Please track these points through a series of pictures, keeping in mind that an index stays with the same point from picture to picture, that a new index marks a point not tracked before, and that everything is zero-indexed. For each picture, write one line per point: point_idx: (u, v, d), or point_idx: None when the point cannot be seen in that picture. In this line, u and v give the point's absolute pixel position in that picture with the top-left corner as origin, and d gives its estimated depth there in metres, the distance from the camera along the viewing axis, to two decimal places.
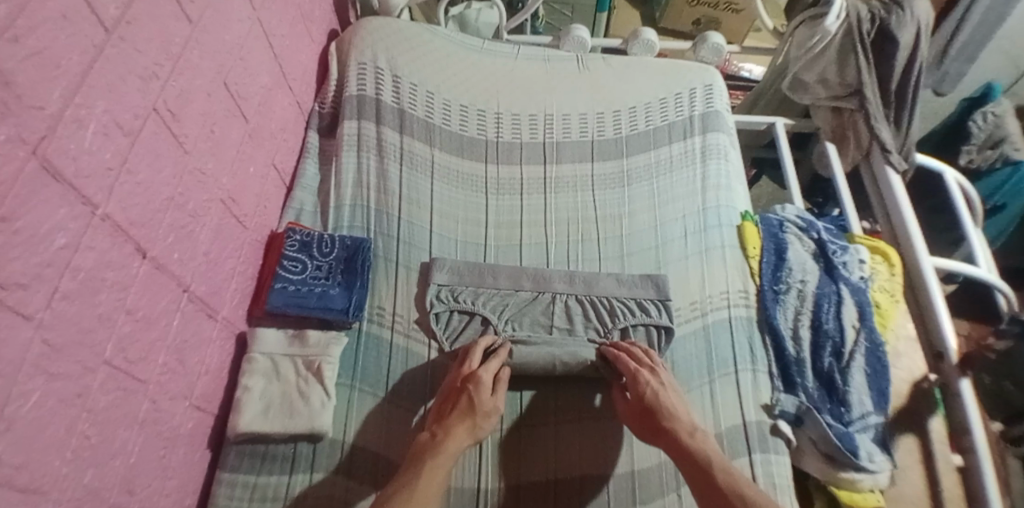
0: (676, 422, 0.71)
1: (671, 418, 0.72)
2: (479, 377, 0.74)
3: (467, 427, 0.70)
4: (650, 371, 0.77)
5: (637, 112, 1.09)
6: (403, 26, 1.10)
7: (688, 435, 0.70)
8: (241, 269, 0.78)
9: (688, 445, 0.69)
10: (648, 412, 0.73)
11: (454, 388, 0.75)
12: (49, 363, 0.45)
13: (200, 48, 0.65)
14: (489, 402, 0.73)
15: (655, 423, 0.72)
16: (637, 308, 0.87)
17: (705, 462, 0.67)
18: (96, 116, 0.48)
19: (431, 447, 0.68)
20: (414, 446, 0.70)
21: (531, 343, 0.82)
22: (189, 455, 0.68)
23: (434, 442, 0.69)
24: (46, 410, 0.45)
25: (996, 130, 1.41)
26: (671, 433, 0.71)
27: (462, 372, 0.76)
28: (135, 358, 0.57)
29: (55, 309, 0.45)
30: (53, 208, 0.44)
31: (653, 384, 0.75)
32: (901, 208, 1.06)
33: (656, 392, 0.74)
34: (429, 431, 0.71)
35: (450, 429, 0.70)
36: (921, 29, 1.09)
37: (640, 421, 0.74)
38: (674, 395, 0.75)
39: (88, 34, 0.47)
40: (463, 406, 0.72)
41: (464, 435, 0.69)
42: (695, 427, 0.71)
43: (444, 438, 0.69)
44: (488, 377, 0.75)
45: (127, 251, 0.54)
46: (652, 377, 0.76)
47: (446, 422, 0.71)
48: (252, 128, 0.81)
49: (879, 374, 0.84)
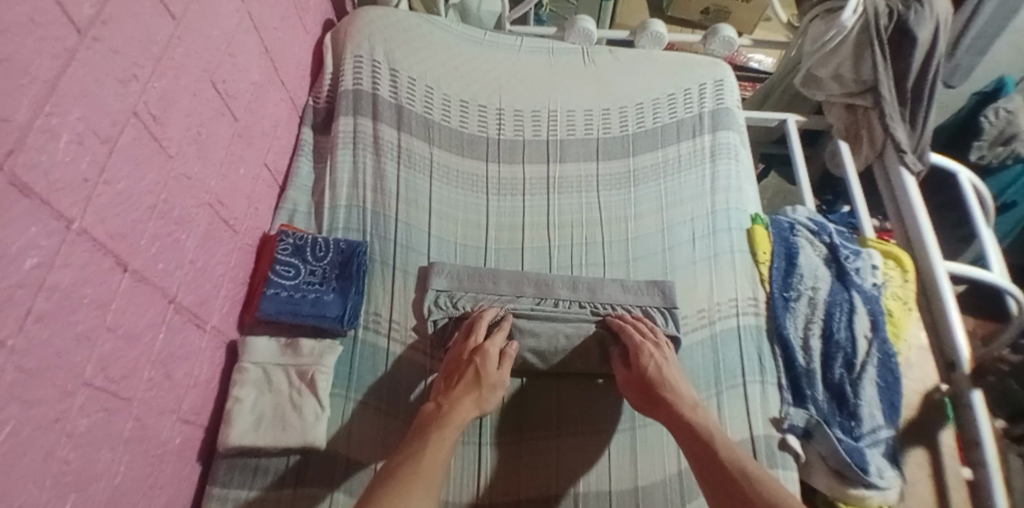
0: (677, 395, 0.72)
1: (670, 390, 0.73)
2: (485, 350, 0.75)
3: (475, 398, 0.71)
4: (654, 345, 0.78)
5: (645, 109, 1.05)
6: (401, 16, 1.06)
7: (689, 409, 0.71)
8: (232, 275, 0.75)
9: (688, 417, 0.70)
10: (648, 385, 0.74)
11: (459, 361, 0.76)
12: (24, 390, 0.42)
13: (184, 45, 0.61)
14: (496, 376, 0.74)
15: (653, 395, 0.73)
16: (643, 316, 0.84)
17: (711, 444, 0.66)
18: (70, 125, 0.45)
19: (438, 419, 0.69)
20: (420, 417, 0.71)
21: (535, 317, 0.82)
22: (178, 470, 0.66)
23: (440, 413, 0.70)
24: (23, 439, 0.42)
25: (1008, 127, 1.33)
26: (670, 407, 0.71)
27: (468, 346, 0.77)
28: (118, 376, 0.54)
29: (30, 332, 0.42)
30: (24, 226, 0.40)
31: (656, 357, 0.76)
32: (919, 212, 1.02)
33: (659, 367, 0.75)
34: (434, 402, 0.72)
35: (455, 400, 0.71)
36: (940, 26, 1.04)
37: (640, 395, 0.75)
38: (675, 370, 0.76)
39: (60, 37, 0.43)
40: (469, 377, 0.73)
41: (470, 407, 0.71)
42: (697, 402, 0.72)
43: (450, 409, 0.70)
44: (494, 352, 0.76)
45: (107, 266, 0.51)
46: (655, 351, 0.76)
47: (453, 391, 0.72)
48: (242, 127, 0.77)
49: (890, 386, 0.81)
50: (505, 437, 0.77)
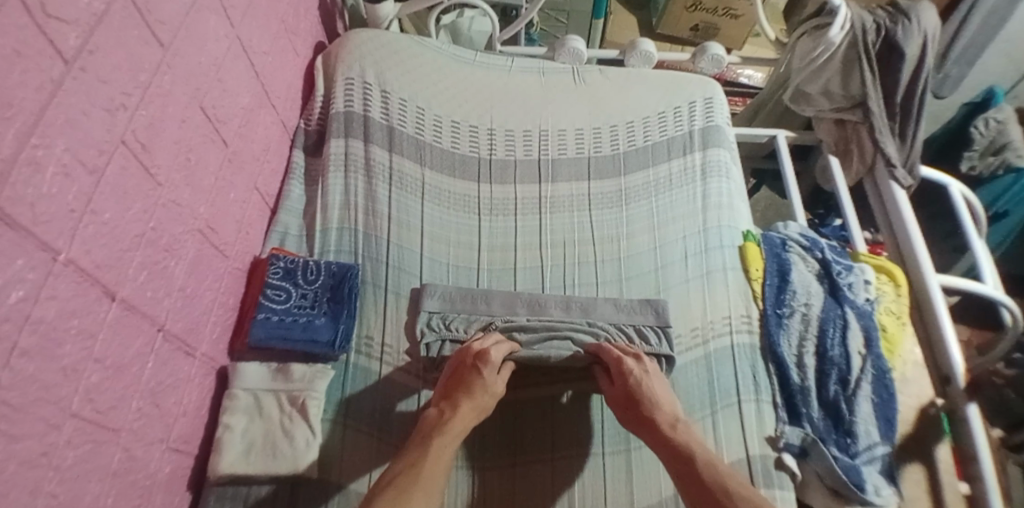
0: (661, 411, 0.71)
1: (654, 406, 0.72)
2: (489, 356, 0.74)
3: (477, 405, 0.70)
4: (634, 359, 0.77)
5: (636, 127, 1.05)
6: (391, 38, 1.06)
7: (669, 426, 0.70)
8: (221, 300, 0.75)
9: (671, 437, 0.68)
10: (630, 402, 0.73)
11: (462, 366, 0.75)
12: (10, 425, 0.41)
13: (173, 72, 0.61)
14: (493, 381, 0.73)
15: (640, 415, 0.72)
16: (637, 335, 0.83)
17: (691, 458, 0.65)
18: (56, 156, 0.45)
19: (438, 424, 0.68)
20: (423, 422, 0.70)
21: (529, 328, 0.82)
22: (168, 500, 0.64)
23: (442, 420, 0.69)
24: (8, 476, 0.41)
25: (999, 136, 1.37)
26: (652, 423, 0.70)
27: (471, 349, 0.75)
28: (106, 407, 0.53)
29: (16, 367, 0.42)
30: (9, 259, 0.40)
31: (637, 372, 0.75)
32: (908, 224, 1.04)
33: (640, 381, 0.74)
34: (438, 408, 0.71)
35: (457, 405, 0.70)
36: (928, 40, 1.05)
37: (626, 410, 0.73)
38: (657, 383, 0.75)
39: (45, 68, 0.43)
40: (471, 384, 0.72)
41: (470, 415, 0.70)
42: (677, 418, 0.71)
43: (452, 415, 0.69)
44: (497, 358, 0.75)
45: (95, 296, 0.51)
46: (636, 365, 0.76)
47: (455, 397, 0.71)
48: (231, 152, 0.77)
49: (885, 402, 0.81)
50: (499, 462, 0.77)
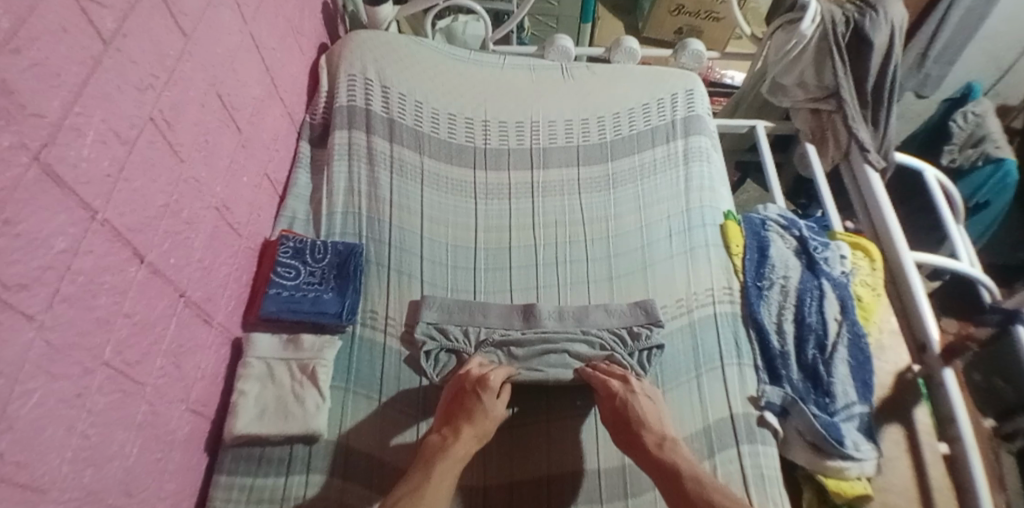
0: (650, 431, 0.73)
1: (642, 426, 0.74)
2: (489, 383, 0.77)
3: (477, 431, 0.73)
4: (620, 381, 0.79)
5: (621, 117, 1.12)
6: (391, 37, 1.13)
7: (656, 446, 0.72)
8: (236, 276, 0.80)
9: (659, 457, 0.70)
10: (622, 423, 0.75)
11: (462, 389, 0.77)
12: (50, 363, 0.46)
13: (192, 60, 0.67)
14: (493, 405, 0.76)
15: (629, 436, 0.74)
16: (629, 336, 0.86)
17: (678, 474, 0.68)
18: (94, 125, 0.50)
19: (440, 449, 0.70)
20: (425, 447, 0.72)
21: (526, 342, 0.85)
22: (186, 459, 0.69)
23: (444, 444, 0.71)
24: (47, 410, 0.46)
25: (977, 129, 1.44)
26: (640, 445, 0.73)
27: (472, 375, 0.78)
28: (133, 360, 0.58)
29: (56, 310, 0.47)
30: (53, 213, 0.46)
31: (622, 392, 0.77)
32: (883, 208, 1.09)
33: (626, 401, 0.76)
34: (440, 432, 0.74)
35: (458, 431, 0.72)
36: (895, 30, 1.12)
37: (617, 431, 0.76)
38: (644, 401, 0.77)
39: (86, 45, 0.49)
40: (472, 411, 0.74)
41: (471, 441, 0.72)
42: (665, 437, 0.73)
43: (453, 440, 0.71)
44: (497, 382, 0.77)
45: (126, 255, 0.56)
46: (621, 387, 0.78)
47: (456, 423, 0.74)
48: (243, 138, 0.83)
49: (861, 365, 0.86)
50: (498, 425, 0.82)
